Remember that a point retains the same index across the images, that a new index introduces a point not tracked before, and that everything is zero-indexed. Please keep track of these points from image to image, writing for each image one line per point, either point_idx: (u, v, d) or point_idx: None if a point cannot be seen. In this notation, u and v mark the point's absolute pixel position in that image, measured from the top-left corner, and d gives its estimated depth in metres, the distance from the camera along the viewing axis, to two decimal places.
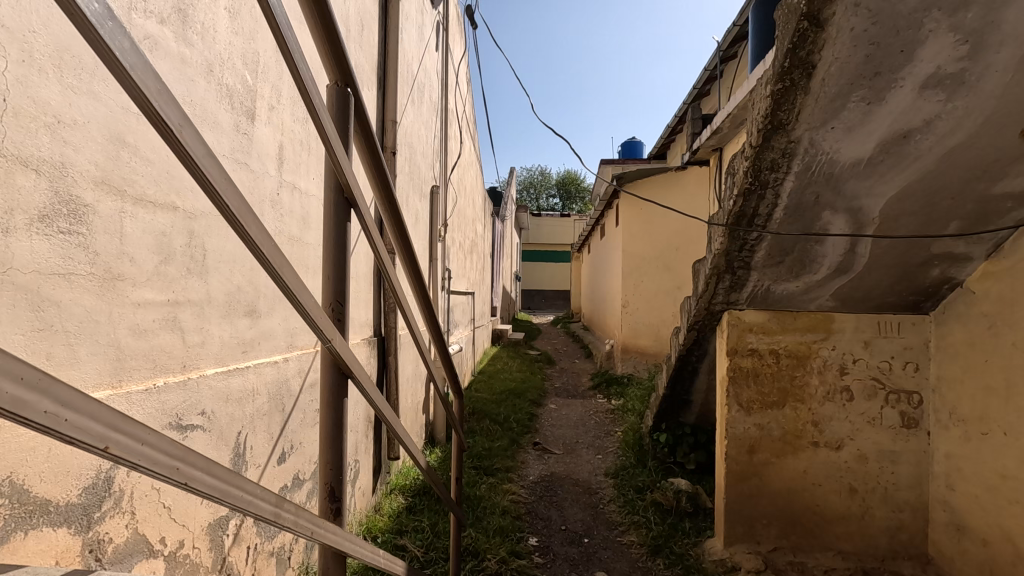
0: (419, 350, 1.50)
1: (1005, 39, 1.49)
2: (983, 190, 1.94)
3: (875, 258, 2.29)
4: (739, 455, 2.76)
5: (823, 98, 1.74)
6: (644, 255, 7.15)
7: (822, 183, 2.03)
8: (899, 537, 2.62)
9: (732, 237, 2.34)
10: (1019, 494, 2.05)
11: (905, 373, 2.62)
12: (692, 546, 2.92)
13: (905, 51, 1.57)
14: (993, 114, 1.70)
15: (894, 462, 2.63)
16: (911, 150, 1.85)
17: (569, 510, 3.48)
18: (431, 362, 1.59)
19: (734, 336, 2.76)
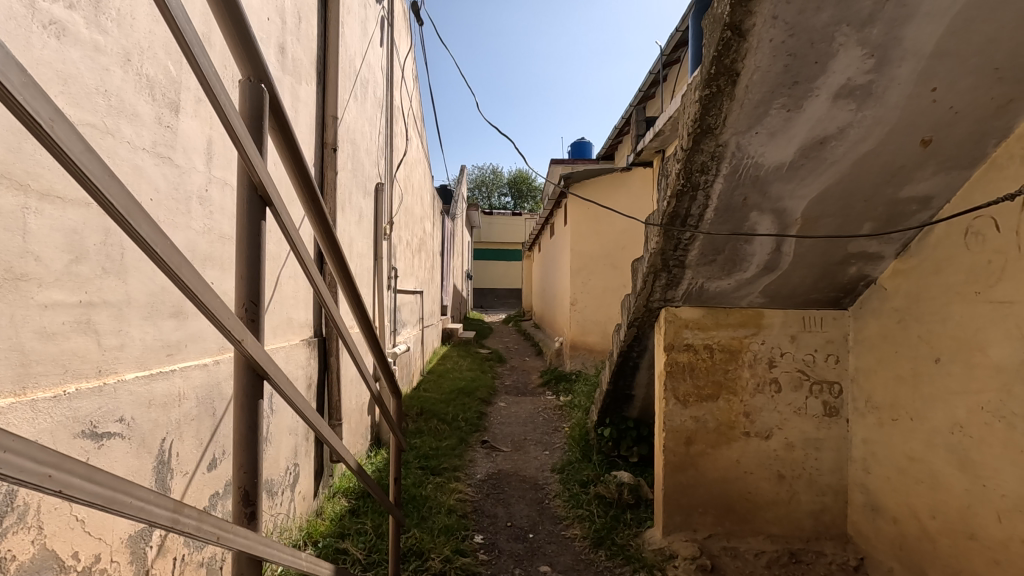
0: (350, 351, 1.48)
1: (905, 53, 1.62)
2: (892, 194, 2.09)
3: (798, 257, 2.43)
4: (677, 447, 2.86)
5: (747, 104, 1.82)
6: (592, 254, 7.29)
7: (749, 186, 2.13)
8: (822, 519, 2.79)
9: (667, 237, 2.42)
10: (924, 474, 2.23)
11: (827, 365, 2.78)
12: (633, 537, 3.02)
13: (819, 62, 1.68)
14: (898, 123, 1.83)
15: (818, 449, 2.79)
16: (828, 155, 1.97)
17: (515, 506, 3.51)
18: (362, 361, 1.57)
19: (671, 332, 2.86)
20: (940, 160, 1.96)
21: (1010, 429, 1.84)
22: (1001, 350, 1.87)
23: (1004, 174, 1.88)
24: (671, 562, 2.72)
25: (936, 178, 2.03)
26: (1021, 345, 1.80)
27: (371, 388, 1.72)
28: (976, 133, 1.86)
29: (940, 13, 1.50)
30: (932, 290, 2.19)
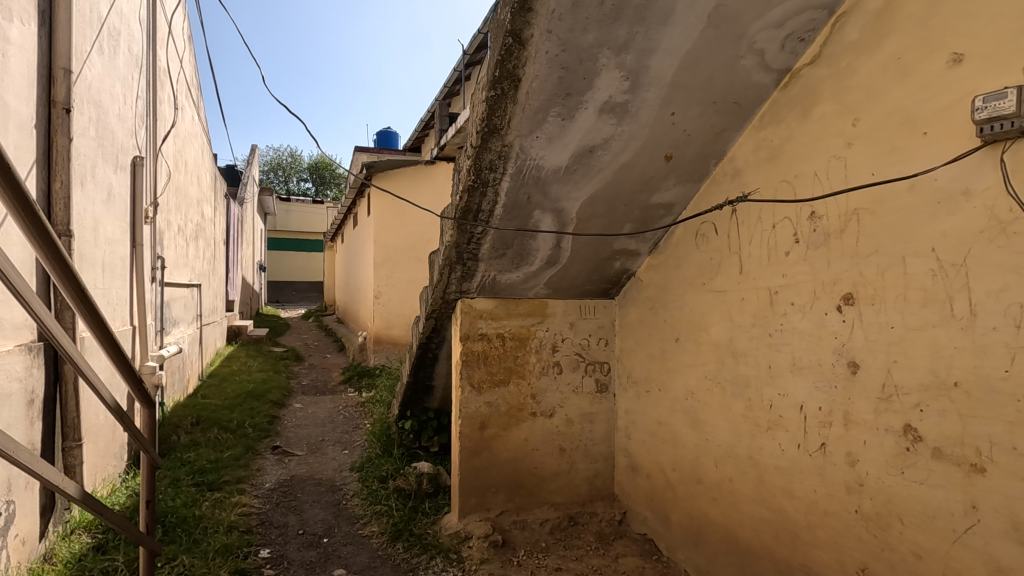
0: (55, 345, 1.41)
1: (652, 80, 1.92)
2: (646, 200, 2.45)
3: (575, 252, 2.70)
4: (472, 432, 2.98)
5: (528, 109, 1.97)
6: (397, 247, 7.19)
7: (532, 186, 2.29)
8: (595, 483, 3.18)
9: (461, 231, 2.50)
10: (668, 434, 2.68)
11: (599, 347, 3.17)
12: (430, 526, 3.08)
13: (587, 78, 1.89)
14: (648, 140, 2.15)
15: (592, 422, 3.16)
16: (597, 163, 2.22)
17: (309, 512, 3.30)
18: (71, 362, 1.50)
19: (466, 322, 2.97)
20: (679, 174, 2.36)
21: (723, 392, 2.32)
22: (719, 330, 2.34)
23: (721, 188, 2.34)
24: (466, 543, 2.84)
25: (676, 188, 2.43)
26: (731, 325, 2.27)
27: (91, 381, 1.57)
28: (703, 155, 2.29)
29: (676, 49, 1.83)
30: (674, 282, 2.64)
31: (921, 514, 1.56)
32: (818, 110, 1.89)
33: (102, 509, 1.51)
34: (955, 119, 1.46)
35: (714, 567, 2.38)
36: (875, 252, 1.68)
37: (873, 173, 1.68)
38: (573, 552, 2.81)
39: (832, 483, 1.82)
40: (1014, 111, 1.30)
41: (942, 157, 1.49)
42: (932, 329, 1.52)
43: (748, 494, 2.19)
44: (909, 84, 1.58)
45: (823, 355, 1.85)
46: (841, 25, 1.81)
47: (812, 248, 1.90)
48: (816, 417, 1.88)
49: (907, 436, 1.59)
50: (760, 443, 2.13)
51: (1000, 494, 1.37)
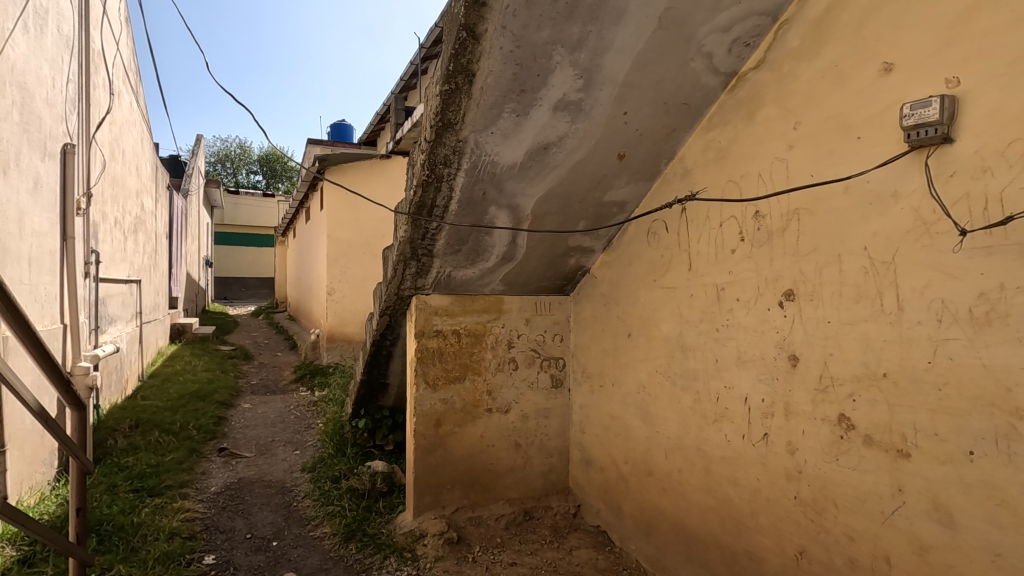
0: None
1: (605, 79, 1.95)
2: (600, 197, 2.49)
3: (530, 249, 2.71)
4: (427, 430, 2.96)
5: (482, 104, 1.96)
6: (351, 242, 7.04)
7: (487, 182, 2.29)
8: (550, 477, 3.21)
9: (415, 226, 2.47)
10: (621, 428, 2.74)
11: (554, 343, 3.20)
12: (384, 525, 3.04)
13: (541, 75, 1.90)
14: (601, 138, 2.18)
15: (547, 417, 3.19)
16: (551, 160, 2.24)
17: (258, 515, 3.20)
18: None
19: (421, 319, 2.94)
20: (632, 172, 2.40)
21: (673, 385, 2.38)
22: (669, 325, 2.40)
23: (672, 187, 2.40)
24: (421, 541, 2.81)
25: (629, 186, 2.48)
26: (680, 321, 2.34)
27: (12, 385, 1.45)
28: (654, 154, 2.34)
29: (628, 49, 1.86)
30: (626, 279, 2.69)
31: (853, 498, 1.65)
32: (762, 113, 1.96)
33: (26, 522, 1.40)
34: (885, 125, 1.55)
35: (664, 556, 2.45)
36: (814, 251, 1.76)
37: (813, 175, 1.76)
38: (528, 547, 2.83)
39: (774, 471, 1.90)
40: (938, 118, 1.39)
41: (874, 160, 1.57)
42: (865, 324, 1.60)
43: (695, 483, 2.26)
44: (845, 91, 1.67)
45: (765, 349, 1.93)
46: (783, 32, 1.89)
47: (756, 246, 1.97)
48: (759, 408, 1.96)
49: (841, 425, 1.67)
50: (707, 434, 2.20)
51: (923, 477, 1.46)
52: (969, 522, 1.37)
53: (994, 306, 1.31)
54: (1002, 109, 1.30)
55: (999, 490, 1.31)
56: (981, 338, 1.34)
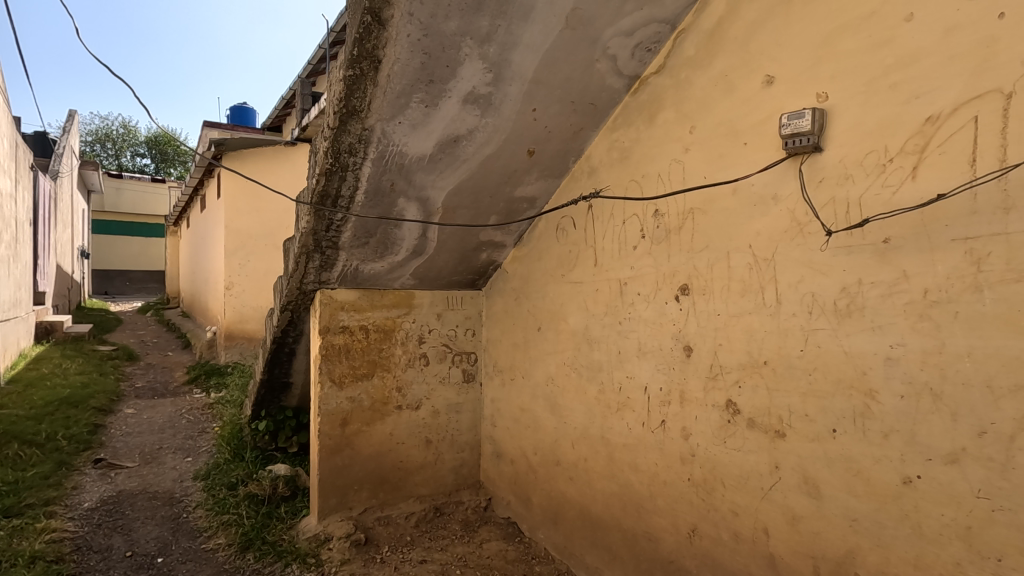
0: None
1: (514, 75, 1.97)
2: (510, 193, 2.50)
3: (441, 243, 2.68)
4: (332, 429, 2.85)
5: (389, 93, 1.91)
6: (252, 234, 6.61)
7: (395, 172, 2.22)
8: (462, 472, 3.20)
9: (318, 217, 2.35)
10: (530, 420, 2.79)
11: (466, 337, 3.19)
12: (286, 531, 2.89)
13: (450, 67, 1.88)
14: (511, 134, 2.19)
15: (459, 411, 3.18)
16: (461, 153, 2.22)
17: (141, 531, 2.93)
18: None
19: (326, 314, 2.82)
20: (541, 169, 2.44)
21: (580, 377, 2.46)
22: (576, 318, 2.47)
23: (579, 185, 2.46)
24: (325, 546, 2.70)
25: (538, 182, 2.51)
26: (587, 315, 2.41)
27: None
28: (563, 152, 2.39)
29: (536, 47, 1.88)
30: (536, 274, 2.74)
31: (738, 477, 1.78)
32: (661, 116, 2.06)
33: None
34: (767, 133, 1.68)
35: (570, 543, 2.53)
36: (706, 248, 1.88)
37: (705, 177, 1.88)
38: (438, 543, 2.81)
39: (670, 455, 2.02)
40: (810, 128, 1.53)
41: (758, 165, 1.71)
42: (749, 316, 1.74)
43: (600, 471, 2.35)
44: (733, 100, 1.79)
45: (663, 340, 2.04)
46: (681, 40, 1.99)
47: (655, 243, 2.07)
48: (657, 396, 2.07)
49: (728, 410, 1.81)
50: (611, 423, 2.29)
51: (796, 455, 1.61)
52: (831, 493, 1.53)
53: (854, 298, 1.46)
54: (861, 123, 1.45)
55: (855, 462, 1.47)
56: (843, 328, 1.49)
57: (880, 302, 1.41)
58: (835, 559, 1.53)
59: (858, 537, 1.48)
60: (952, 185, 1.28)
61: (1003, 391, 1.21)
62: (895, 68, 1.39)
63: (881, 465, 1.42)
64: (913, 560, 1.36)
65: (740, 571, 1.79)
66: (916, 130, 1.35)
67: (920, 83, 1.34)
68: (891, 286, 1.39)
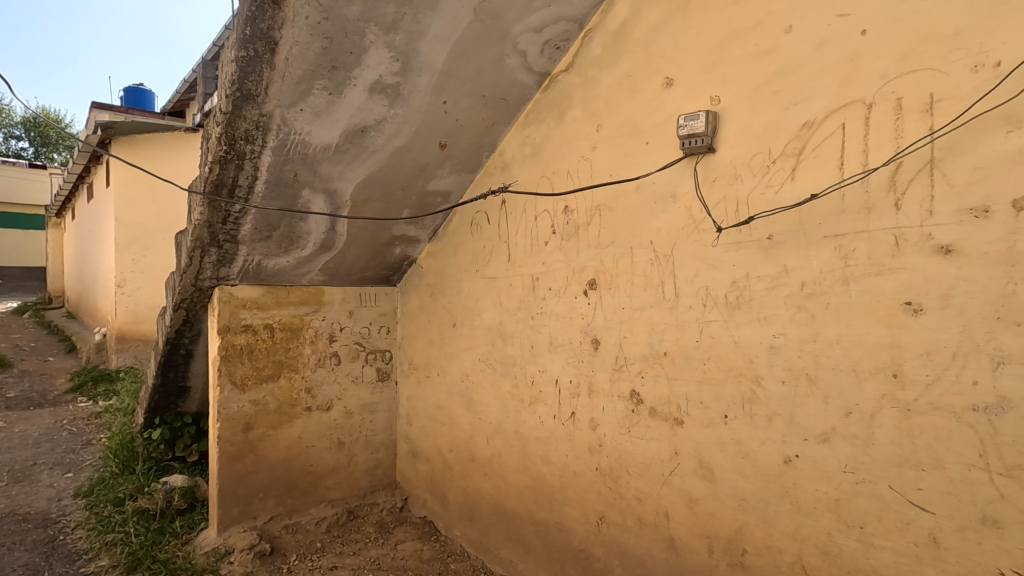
0: None
1: (423, 65, 1.92)
2: (423, 186, 2.45)
3: (351, 237, 2.58)
4: (234, 435, 2.67)
5: (288, 78, 1.80)
6: (148, 226, 6.09)
7: (298, 162, 2.10)
8: (376, 473, 3.12)
9: (213, 208, 2.19)
10: (446, 417, 2.77)
11: (380, 335, 3.10)
12: (181, 547, 2.68)
13: (353, 54, 1.81)
14: (422, 126, 2.14)
15: (373, 411, 3.09)
16: (369, 144, 2.14)
17: (6, 558, 2.60)
18: None
19: (226, 313, 2.64)
20: (454, 162, 2.40)
21: (494, 372, 2.46)
22: (490, 314, 2.47)
23: (492, 179, 2.46)
24: (226, 560, 2.53)
25: (451, 176, 2.47)
26: (500, 310, 2.42)
27: None
28: (476, 146, 2.36)
29: (444, 38, 1.85)
30: (451, 270, 2.71)
31: (641, 464, 1.85)
32: (570, 114, 2.09)
33: None
34: (666, 133, 1.75)
35: (486, 538, 2.53)
36: (611, 243, 1.93)
37: (611, 175, 1.93)
38: (351, 547, 2.72)
39: (580, 446, 2.07)
40: (704, 130, 1.60)
41: (659, 164, 1.77)
42: (651, 309, 1.80)
43: (514, 465, 2.36)
44: (636, 100, 1.85)
45: (573, 334, 2.08)
46: (588, 40, 2.03)
47: (565, 239, 2.10)
48: (568, 388, 2.11)
49: (632, 400, 1.87)
50: (524, 417, 2.31)
51: (693, 441, 1.70)
52: (724, 475, 1.62)
53: (742, 291, 1.56)
54: (749, 126, 1.54)
55: (744, 445, 1.57)
56: (733, 319, 1.58)
57: (765, 295, 1.51)
58: (726, 536, 1.62)
59: (746, 515, 1.58)
60: (823, 186, 1.39)
61: (866, 373, 1.33)
62: (777, 76, 1.48)
63: (766, 446, 1.52)
64: (792, 533, 1.47)
65: (644, 555, 1.85)
66: (794, 134, 1.45)
67: (797, 90, 1.44)
68: (774, 280, 1.49)
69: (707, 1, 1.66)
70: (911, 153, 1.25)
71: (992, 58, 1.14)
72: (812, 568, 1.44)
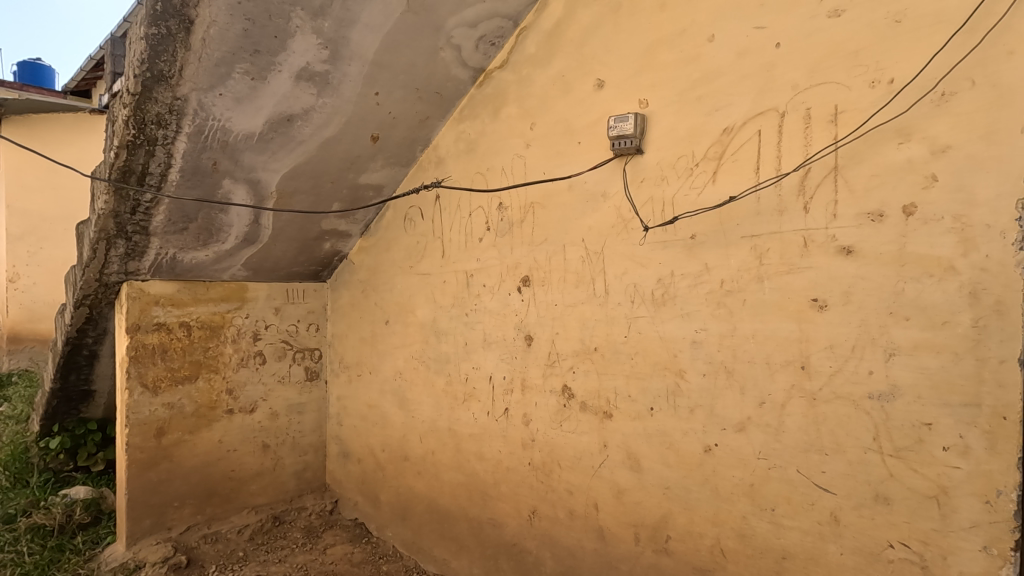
0: None
1: (353, 55, 1.86)
2: (354, 179, 2.37)
3: (277, 231, 2.46)
4: (145, 441, 2.49)
5: (205, 60, 1.69)
6: (46, 215, 5.56)
7: (217, 150, 1.98)
8: (305, 476, 3.00)
9: (120, 196, 2.02)
10: (378, 416, 2.70)
11: (309, 333, 2.98)
12: (83, 564, 2.46)
13: (278, 38, 1.72)
14: (352, 117, 2.08)
15: (300, 412, 2.97)
16: (296, 134, 2.05)
17: None
18: None
19: (135, 310, 2.45)
20: (387, 156, 2.34)
21: (427, 369, 2.43)
22: (424, 311, 2.44)
23: (426, 174, 2.42)
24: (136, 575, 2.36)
25: (384, 170, 2.41)
26: (434, 306, 2.39)
27: None
28: (409, 140, 2.32)
29: (375, 27, 1.80)
30: (384, 266, 2.65)
31: (572, 457, 1.89)
32: (505, 111, 2.10)
33: None
34: (597, 134, 1.79)
35: (418, 538, 2.50)
36: (544, 241, 1.95)
37: (544, 173, 1.95)
38: (276, 554, 2.61)
39: (513, 442, 2.08)
40: (632, 131, 1.65)
41: (591, 163, 1.81)
42: (582, 306, 1.84)
43: (447, 463, 2.35)
44: (569, 100, 1.88)
45: (506, 330, 2.09)
46: (523, 38, 2.04)
47: (499, 235, 2.11)
48: (501, 385, 2.12)
49: (564, 395, 1.90)
50: (457, 414, 2.30)
51: (621, 433, 1.75)
52: (650, 465, 1.68)
53: (667, 288, 1.62)
54: (675, 129, 1.60)
55: (668, 436, 1.63)
56: (659, 315, 1.64)
57: (688, 292, 1.58)
58: (652, 524, 1.69)
59: (670, 503, 1.64)
60: (741, 189, 1.47)
61: (777, 365, 1.42)
62: (701, 82, 1.55)
63: (688, 436, 1.59)
64: (711, 518, 1.55)
65: (574, 546, 1.89)
66: (716, 139, 1.52)
67: (719, 97, 1.51)
68: (696, 277, 1.56)
69: (637, 7, 1.70)
70: (818, 160, 1.34)
71: (887, 75, 1.25)
72: (729, 550, 1.52)
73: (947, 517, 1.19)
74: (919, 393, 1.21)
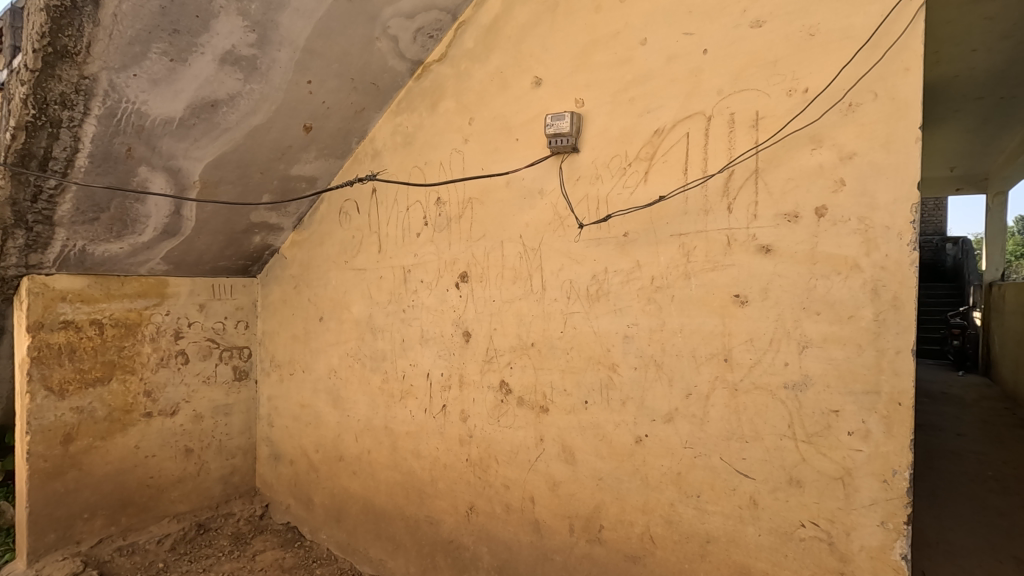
0: None
1: (283, 39, 1.79)
2: (284, 170, 2.28)
3: (201, 222, 2.33)
4: (50, 449, 2.29)
5: (117, 37, 1.57)
6: None
7: (131, 135, 1.85)
8: (231, 481, 2.87)
9: (18, 182, 1.84)
10: (311, 416, 2.62)
11: (236, 331, 2.85)
12: None
13: (200, 18, 1.62)
14: (282, 105, 1.99)
15: (227, 414, 2.84)
16: (220, 120, 1.94)
17: None
18: None
19: (38, 307, 2.25)
20: (320, 146, 2.27)
21: (362, 367, 2.38)
22: (359, 307, 2.38)
23: (361, 167, 2.36)
24: None
25: (317, 161, 2.33)
26: (370, 303, 2.34)
27: None
28: (344, 131, 2.25)
29: (306, 12, 1.73)
30: (317, 260, 2.56)
31: (509, 452, 1.90)
32: (443, 105, 2.08)
33: None
34: (534, 131, 1.81)
35: (354, 539, 2.44)
36: (482, 237, 1.95)
37: (482, 168, 1.95)
38: (200, 564, 2.47)
39: (450, 439, 2.07)
40: (569, 130, 1.67)
41: (528, 161, 1.82)
42: (519, 302, 1.86)
43: (384, 461, 2.31)
44: (507, 96, 1.88)
45: (444, 326, 2.08)
46: (461, 32, 2.03)
47: (437, 230, 2.09)
48: (438, 381, 2.10)
49: (501, 391, 1.91)
50: (394, 412, 2.26)
51: (556, 427, 1.78)
52: (583, 458, 1.72)
53: (601, 285, 1.66)
54: (609, 129, 1.64)
55: (601, 428, 1.68)
56: (593, 311, 1.68)
57: (621, 288, 1.62)
58: (585, 515, 1.73)
59: (603, 493, 1.69)
60: (670, 189, 1.52)
61: (703, 358, 1.48)
62: (633, 84, 1.60)
63: (620, 428, 1.64)
64: (641, 506, 1.60)
65: (511, 540, 1.91)
66: (647, 140, 1.57)
67: (650, 99, 1.56)
68: (628, 274, 1.60)
69: (573, 7, 1.73)
70: (741, 162, 1.41)
71: (802, 85, 1.33)
72: (658, 537, 1.58)
73: (850, 496, 1.28)
74: (828, 382, 1.30)
